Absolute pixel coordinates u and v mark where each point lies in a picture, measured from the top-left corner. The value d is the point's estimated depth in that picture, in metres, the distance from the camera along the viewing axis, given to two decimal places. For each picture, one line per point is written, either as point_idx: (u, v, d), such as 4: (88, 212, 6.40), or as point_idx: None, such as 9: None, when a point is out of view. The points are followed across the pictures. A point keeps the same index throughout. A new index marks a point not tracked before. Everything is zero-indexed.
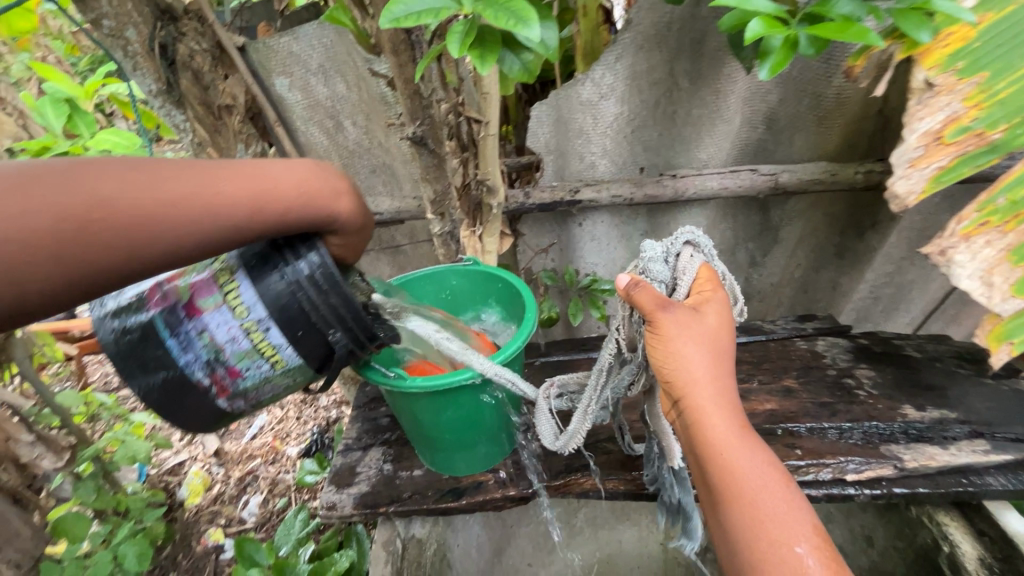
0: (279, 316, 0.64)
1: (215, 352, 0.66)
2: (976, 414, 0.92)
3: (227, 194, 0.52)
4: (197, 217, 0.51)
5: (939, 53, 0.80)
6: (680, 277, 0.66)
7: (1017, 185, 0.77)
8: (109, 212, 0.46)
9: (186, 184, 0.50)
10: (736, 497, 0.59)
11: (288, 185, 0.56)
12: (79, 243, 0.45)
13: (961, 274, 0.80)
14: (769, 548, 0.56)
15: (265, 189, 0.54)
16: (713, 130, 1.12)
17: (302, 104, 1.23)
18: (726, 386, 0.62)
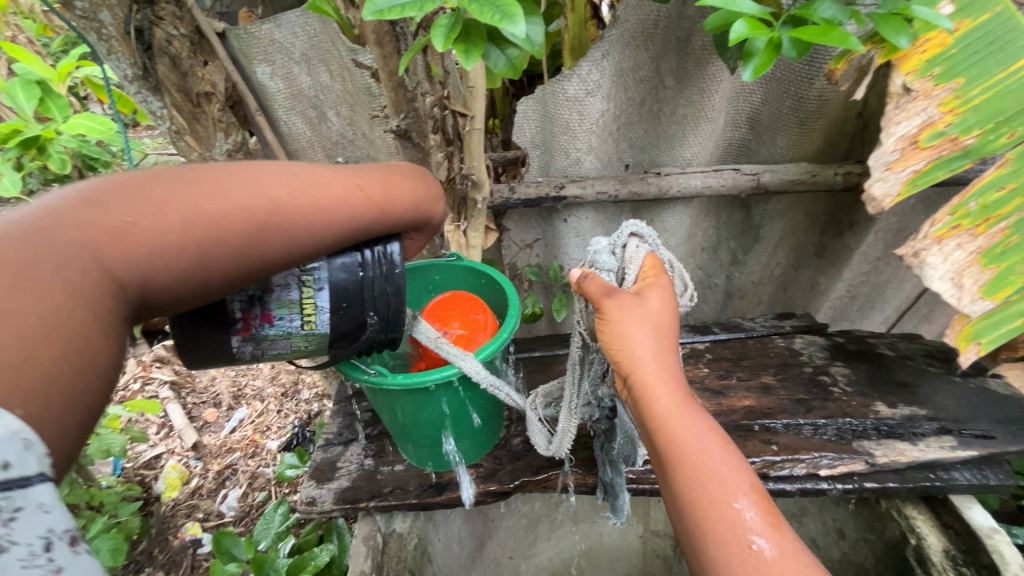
0: (337, 280, 0.66)
1: (260, 290, 0.64)
2: (944, 411, 0.95)
3: (368, 198, 0.59)
4: (339, 218, 0.56)
5: (917, 58, 0.81)
6: (627, 266, 0.68)
7: (988, 190, 0.80)
8: (283, 214, 0.52)
9: (336, 188, 0.57)
10: (680, 460, 0.58)
11: (406, 193, 0.64)
12: (261, 241, 0.51)
13: (933, 275, 0.82)
14: (710, 507, 0.55)
15: (392, 194, 0.62)
16: (698, 129, 1.13)
17: (284, 93, 1.21)
18: (668, 356, 0.62)
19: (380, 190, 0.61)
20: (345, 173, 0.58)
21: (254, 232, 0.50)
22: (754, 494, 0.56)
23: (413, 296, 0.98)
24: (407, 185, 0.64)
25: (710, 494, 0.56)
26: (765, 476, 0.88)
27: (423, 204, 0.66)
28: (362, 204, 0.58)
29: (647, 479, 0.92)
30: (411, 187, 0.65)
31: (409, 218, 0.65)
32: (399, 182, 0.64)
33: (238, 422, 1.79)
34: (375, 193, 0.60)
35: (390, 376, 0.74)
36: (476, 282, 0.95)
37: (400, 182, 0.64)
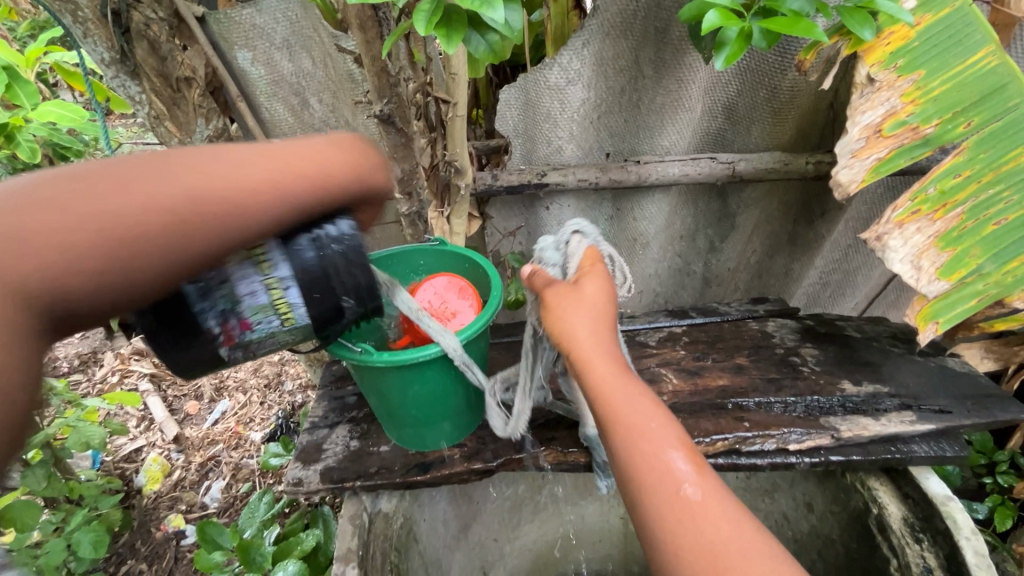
0: (304, 277, 0.61)
1: (231, 303, 0.60)
2: (906, 388, 1.00)
3: (303, 177, 0.49)
4: (272, 203, 0.47)
5: (882, 50, 0.84)
6: (568, 260, 0.73)
7: (946, 176, 0.84)
8: (203, 206, 0.44)
9: (265, 170, 0.47)
10: (617, 425, 0.61)
11: (346, 164, 0.53)
12: (179, 238, 0.43)
13: (894, 257, 0.86)
14: (645, 463, 0.58)
15: (331, 170, 0.51)
16: (676, 118, 1.16)
17: (266, 79, 1.20)
18: (603, 330, 0.66)
19: (309, 165, 0.50)
20: (271, 152, 0.48)
21: (171, 229, 0.42)
22: (684, 448, 0.59)
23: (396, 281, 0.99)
24: (343, 155, 0.53)
25: (644, 453, 0.59)
26: (736, 451, 0.92)
27: (367, 173, 0.54)
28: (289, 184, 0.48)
29: None
30: (347, 154, 0.53)
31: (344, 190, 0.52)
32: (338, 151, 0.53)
33: (221, 414, 1.79)
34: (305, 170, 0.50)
35: (376, 354, 0.76)
36: (459, 266, 0.96)
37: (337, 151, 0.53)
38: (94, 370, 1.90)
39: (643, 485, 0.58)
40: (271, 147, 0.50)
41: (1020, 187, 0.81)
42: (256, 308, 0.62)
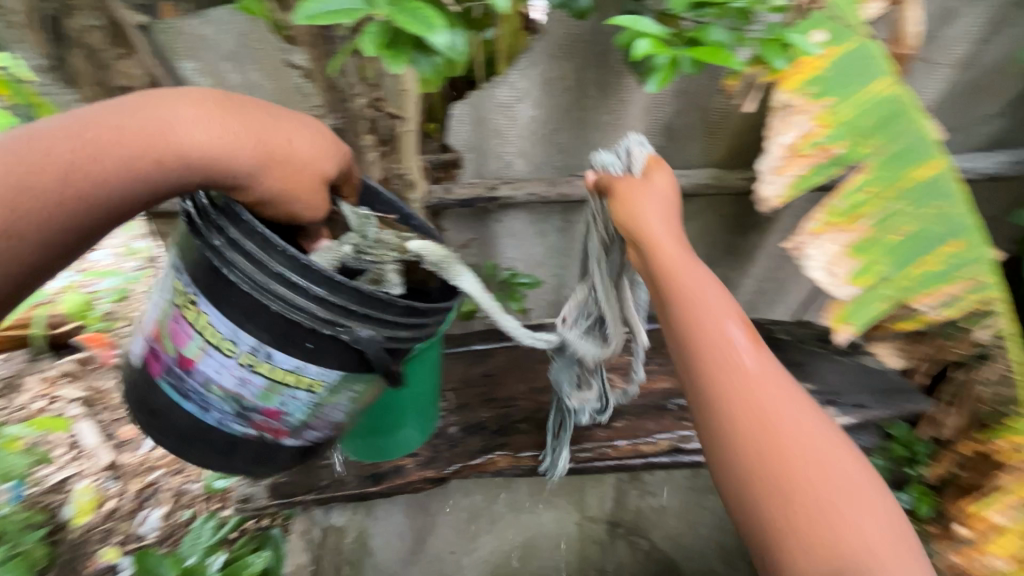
0: (268, 340, 0.69)
1: (235, 399, 0.74)
2: (828, 385, 1.09)
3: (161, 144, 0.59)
4: (136, 172, 0.59)
5: (796, 79, 0.93)
6: (632, 164, 0.84)
7: (855, 191, 0.93)
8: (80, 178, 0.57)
9: (124, 146, 0.58)
10: (678, 293, 0.72)
11: (205, 125, 0.61)
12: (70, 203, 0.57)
13: (813, 265, 0.95)
14: (707, 329, 0.70)
15: (177, 133, 0.59)
16: (618, 136, 1.23)
17: (212, 90, 1.18)
18: (669, 216, 0.79)
19: (191, 138, 0.60)
20: (126, 121, 0.58)
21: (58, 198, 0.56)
22: (742, 324, 0.71)
23: None
24: (250, 125, 0.63)
25: (713, 315, 0.70)
26: (678, 449, 0.98)
27: (231, 150, 0.61)
28: (175, 158, 0.59)
29: (576, 458, 0.97)
30: (212, 126, 0.61)
31: (210, 164, 0.61)
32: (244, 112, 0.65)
33: None
34: (199, 140, 0.60)
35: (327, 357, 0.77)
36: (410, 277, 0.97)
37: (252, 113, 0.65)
38: (17, 395, 1.77)
39: (712, 341, 0.69)
40: (128, 112, 0.59)
41: (919, 201, 0.91)
42: (263, 391, 0.74)
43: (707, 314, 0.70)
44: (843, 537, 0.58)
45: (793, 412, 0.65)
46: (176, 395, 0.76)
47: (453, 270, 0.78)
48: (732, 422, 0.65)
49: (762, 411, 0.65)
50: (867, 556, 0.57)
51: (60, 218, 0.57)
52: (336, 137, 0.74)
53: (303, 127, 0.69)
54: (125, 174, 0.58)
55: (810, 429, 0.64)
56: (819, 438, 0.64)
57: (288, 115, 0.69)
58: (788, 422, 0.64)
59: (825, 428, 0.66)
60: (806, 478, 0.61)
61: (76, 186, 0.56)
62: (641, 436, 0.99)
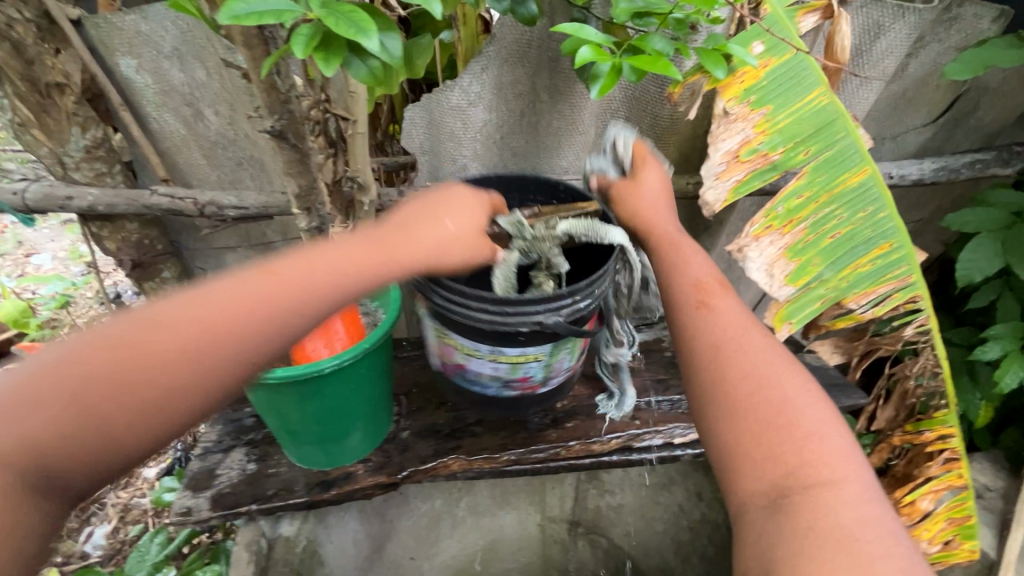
0: (499, 339, 0.84)
1: (507, 378, 0.93)
2: None
3: (345, 273, 0.61)
4: (320, 300, 0.59)
5: (737, 87, 0.97)
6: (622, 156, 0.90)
7: (792, 197, 0.98)
8: (252, 306, 0.56)
9: (316, 274, 0.60)
10: (675, 259, 0.77)
11: (404, 245, 0.66)
12: (229, 338, 0.55)
13: (754, 266, 0.98)
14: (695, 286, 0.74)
15: (375, 259, 0.63)
16: (572, 141, 1.24)
17: (153, 89, 1.13)
18: (663, 205, 0.85)
19: (431, 249, 0.67)
20: (320, 255, 0.61)
21: (238, 331, 0.55)
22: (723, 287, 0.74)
23: None
24: (433, 216, 0.69)
25: (687, 271, 0.75)
26: (629, 448, 1.01)
27: (418, 259, 0.66)
28: (409, 262, 0.66)
29: (529, 459, 0.98)
30: (414, 239, 0.67)
31: (400, 270, 0.65)
32: (430, 207, 0.70)
33: None
34: (431, 247, 0.67)
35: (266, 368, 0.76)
36: None
37: (425, 207, 0.70)
38: None
39: (683, 292, 0.73)
40: (322, 249, 0.62)
41: (849, 206, 0.96)
42: (512, 368, 0.92)
43: (681, 273, 0.75)
44: (789, 460, 0.58)
45: (762, 353, 0.66)
46: (469, 382, 0.96)
47: (599, 230, 0.85)
48: (710, 361, 0.66)
49: (725, 347, 0.67)
50: (821, 479, 0.56)
51: (288, 339, 0.58)
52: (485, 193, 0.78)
53: (462, 200, 0.73)
54: (336, 288, 0.60)
55: (777, 368, 0.65)
56: (804, 388, 0.63)
57: (448, 194, 0.73)
58: (752, 360, 0.66)
59: (797, 370, 0.66)
60: (763, 407, 0.61)
61: (310, 307, 0.59)
62: (593, 436, 1.01)
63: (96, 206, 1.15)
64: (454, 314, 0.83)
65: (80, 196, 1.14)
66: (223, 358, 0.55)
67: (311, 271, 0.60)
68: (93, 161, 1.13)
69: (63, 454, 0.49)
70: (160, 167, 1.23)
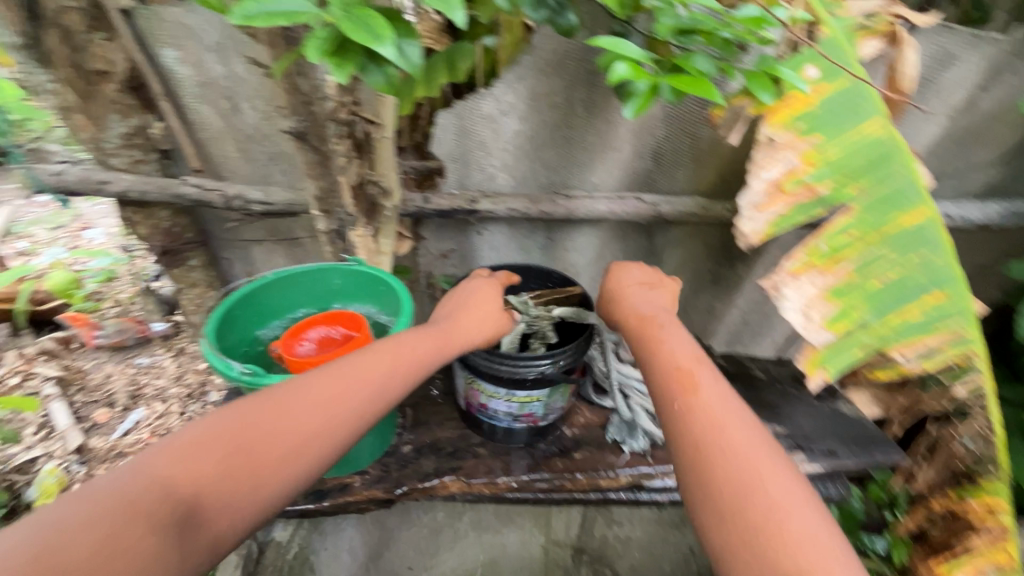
0: (509, 383, 0.88)
1: (519, 414, 0.93)
2: (799, 428, 1.06)
3: (428, 348, 0.79)
4: (410, 370, 0.76)
5: (785, 112, 0.91)
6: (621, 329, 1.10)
7: (837, 234, 0.91)
8: (369, 377, 0.72)
9: (407, 349, 0.77)
10: (658, 350, 0.80)
11: (464, 323, 0.85)
12: (352, 397, 0.70)
13: (788, 305, 0.94)
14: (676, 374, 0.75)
15: (445, 335, 0.82)
16: (605, 157, 1.20)
17: (195, 80, 1.16)
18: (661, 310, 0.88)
19: (474, 325, 0.85)
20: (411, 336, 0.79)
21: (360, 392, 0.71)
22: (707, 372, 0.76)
23: (301, 300, 0.97)
24: (474, 299, 0.88)
25: (674, 352, 0.79)
26: (638, 486, 0.96)
27: (476, 333, 0.85)
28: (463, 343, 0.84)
29: (530, 488, 0.94)
30: (470, 318, 0.86)
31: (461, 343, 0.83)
32: (471, 295, 0.89)
33: (133, 423, 1.67)
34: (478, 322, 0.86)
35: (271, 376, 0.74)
36: (374, 288, 0.94)
37: (464, 296, 0.89)
38: None
39: (671, 375, 0.76)
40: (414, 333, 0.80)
41: (900, 250, 0.87)
42: (522, 405, 0.92)
43: (660, 358, 0.78)
44: (787, 568, 0.55)
45: (749, 437, 0.66)
46: (484, 419, 0.96)
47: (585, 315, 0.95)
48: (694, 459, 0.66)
49: (706, 447, 0.66)
50: None
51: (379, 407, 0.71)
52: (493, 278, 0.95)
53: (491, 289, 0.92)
54: (420, 361, 0.77)
55: (760, 450, 0.65)
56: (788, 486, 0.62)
57: (476, 286, 0.91)
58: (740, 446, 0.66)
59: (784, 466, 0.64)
60: (753, 501, 0.60)
61: (400, 372, 0.75)
62: (601, 470, 0.96)
63: (129, 192, 1.17)
64: (471, 366, 0.89)
65: (115, 182, 1.16)
66: (341, 418, 0.68)
67: (399, 351, 0.77)
68: (131, 148, 1.16)
69: (215, 501, 0.58)
70: (194, 158, 1.25)
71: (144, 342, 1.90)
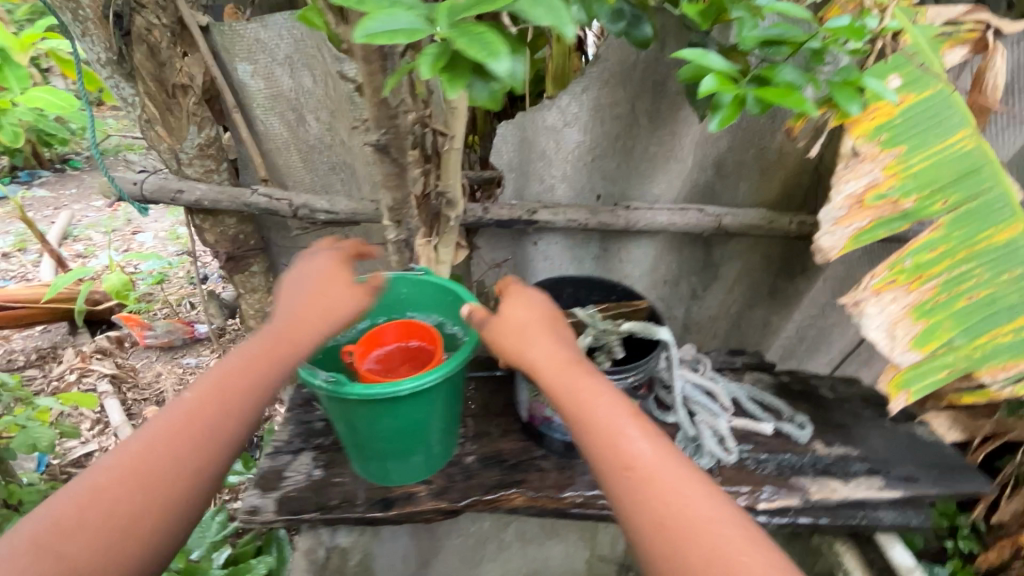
0: None
1: None
2: (874, 452, 1.01)
3: (289, 349, 0.65)
4: (259, 382, 0.61)
5: (868, 124, 0.87)
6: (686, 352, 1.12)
7: (924, 250, 0.86)
8: (216, 405, 0.59)
9: (250, 359, 0.62)
10: (570, 396, 0.64)
11: (321, 310, 0.68)
12: (203, 433, 0.58)
13: (871, 324, 0.88)
14: (608, 430, 0.60)
15: (297, 332, 0.66)
16: (667, 168, 1.19)
17: (265, 93, 1.18)
18: (546, 325, 0.72)
19: (333, 311, 0.69)
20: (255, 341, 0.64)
21: (210, 423, 0.58)
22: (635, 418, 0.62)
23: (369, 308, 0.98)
24: (310, 295, 0.69)
25: (602, 420, 0.61)
26: None
27: (341, 316, 0.70)
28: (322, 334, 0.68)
29: (595, 504, 0.92)
30: (345, 301, 0.71)
31: (326, 330, 0.68)
32: (295, 294, 0.69)
33: None
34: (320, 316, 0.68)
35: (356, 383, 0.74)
36: (442, 297, 0.95)
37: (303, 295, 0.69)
38: (53, 366, 1.85)
39: (606, 455, 0.59)
40: (264, 333, 0.65)
41: (993, 266, 0.84)
42: None
43: (585, 406, 0.62)
44: None
45: (716, 539, 0.52)
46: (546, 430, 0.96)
47: (652, 331, 0.88)
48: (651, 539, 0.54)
49: (673, 525, 0.54)
50: None
51: (235, 436, 0.59)
52: (337, 250, 0.75)
53: (337, 274, 0.72)
54: (277, 367, 0.63)
55: (735, 548, 0.52)
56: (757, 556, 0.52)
57: (307, 278, 0.70)
58: (707, 556, 0.52)
59: (747, 527, 0.54)
60: None
61: (236, 400, 0.60)
62: None
63: (202, 200, 1.21)
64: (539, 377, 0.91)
65: (189, 190, 1.20)
66: (176, 480, 0.56)
67: (225, 376, 0.60)
68: (204, 158, 1.20)
69: None
70: (261, 168, 1.29)
71: (192, 342, 1.96)
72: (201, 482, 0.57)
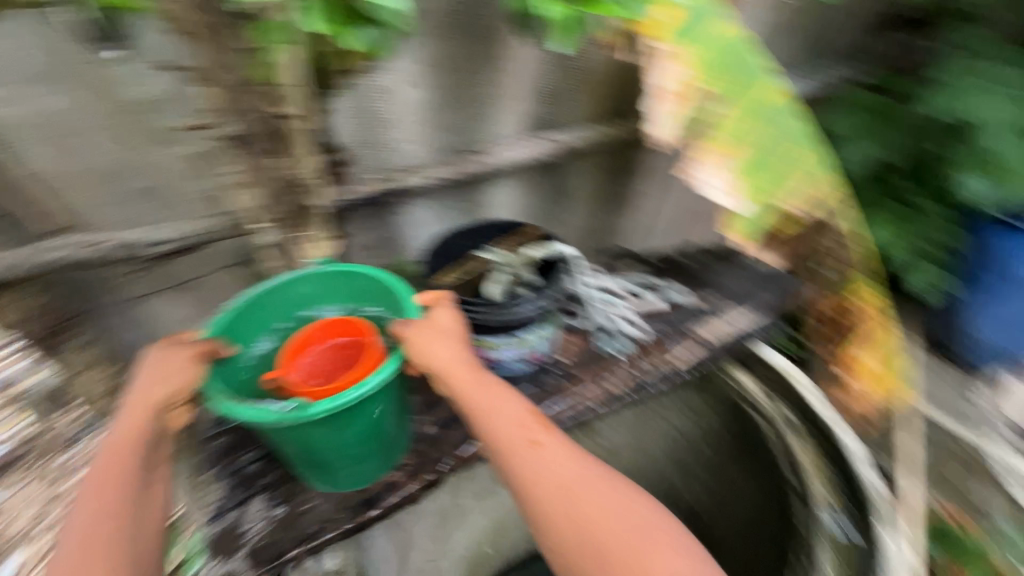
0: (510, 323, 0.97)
1: (521, 353, 1.01)
2: (733, 292, 1.27)
3: (136, 414, 0.72)
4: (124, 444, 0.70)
5: (660, 28, 0.92)
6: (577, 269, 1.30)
7: (733, 125, 0.96)
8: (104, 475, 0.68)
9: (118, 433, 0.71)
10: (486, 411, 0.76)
11: (163, 381, 0.74)
12: (106, 500, 0.67)
13: (705, 188, 1.05)
14: (524, 435, 0.74)
15: (143, 404, 0.72)
16: (505, 107, 1.25)
17: (20, 120, 0.93)
18: (455, 343, 0.81)
19: (161, 381, 0.74)
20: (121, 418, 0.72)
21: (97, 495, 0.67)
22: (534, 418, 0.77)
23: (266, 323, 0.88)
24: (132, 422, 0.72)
25: (507, 419, 0.75)
26: (641, 381, 1.07)
27: (173, 379, 0.74)
28: (163, 394, 0.73)
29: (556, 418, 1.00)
30: (160, 376, 0.74)
31: (166, 394, 0.73)
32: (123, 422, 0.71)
33: None
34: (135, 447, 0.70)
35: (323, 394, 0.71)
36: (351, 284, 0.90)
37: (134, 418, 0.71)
38: None
39: (513, 446, 0.73)
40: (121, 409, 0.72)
41: (778, 125, 0.96)
42: (522, 344, 1.00)
43: (496, 410, 0.76)
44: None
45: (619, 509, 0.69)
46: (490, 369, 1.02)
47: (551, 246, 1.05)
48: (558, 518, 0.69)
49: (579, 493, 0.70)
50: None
51: (125, 489, 0.68)
52: (178, 342, 0.77)
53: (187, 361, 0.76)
54: (130, 429, 0.71)
55: (634, 516, 0.69)
56: (641, 513, 0.70)
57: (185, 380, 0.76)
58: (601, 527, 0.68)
59: (627, 489, 0.72)
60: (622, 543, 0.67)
61: (110, 462, 0.69)
62: (607, 376, 1.06)
63: None
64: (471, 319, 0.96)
65: None
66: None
67: (110, 468, 0.69)
68: None
69: None
70: (50, 220, 1.05)
71: None
72: (114, 537, 0.65)
